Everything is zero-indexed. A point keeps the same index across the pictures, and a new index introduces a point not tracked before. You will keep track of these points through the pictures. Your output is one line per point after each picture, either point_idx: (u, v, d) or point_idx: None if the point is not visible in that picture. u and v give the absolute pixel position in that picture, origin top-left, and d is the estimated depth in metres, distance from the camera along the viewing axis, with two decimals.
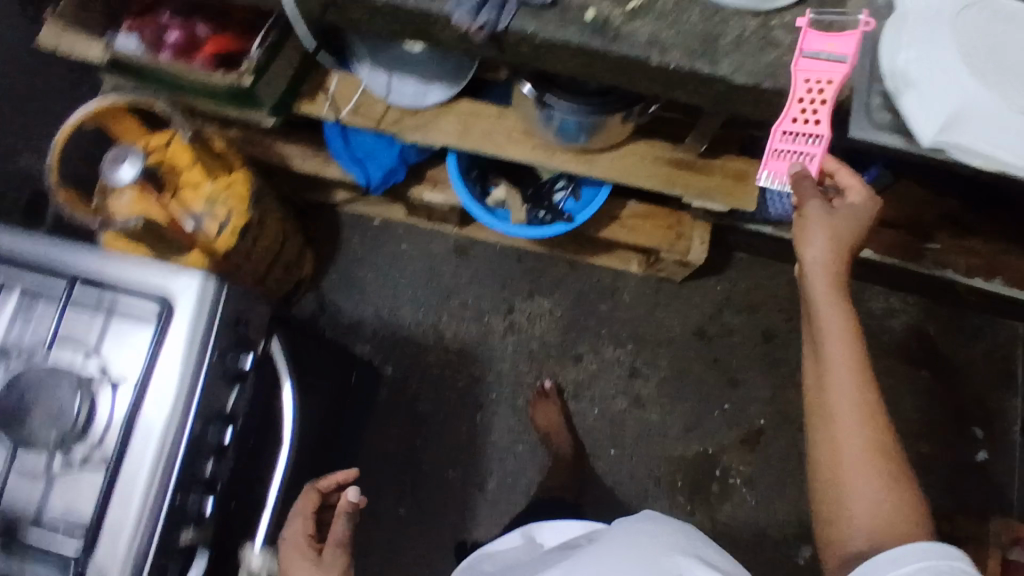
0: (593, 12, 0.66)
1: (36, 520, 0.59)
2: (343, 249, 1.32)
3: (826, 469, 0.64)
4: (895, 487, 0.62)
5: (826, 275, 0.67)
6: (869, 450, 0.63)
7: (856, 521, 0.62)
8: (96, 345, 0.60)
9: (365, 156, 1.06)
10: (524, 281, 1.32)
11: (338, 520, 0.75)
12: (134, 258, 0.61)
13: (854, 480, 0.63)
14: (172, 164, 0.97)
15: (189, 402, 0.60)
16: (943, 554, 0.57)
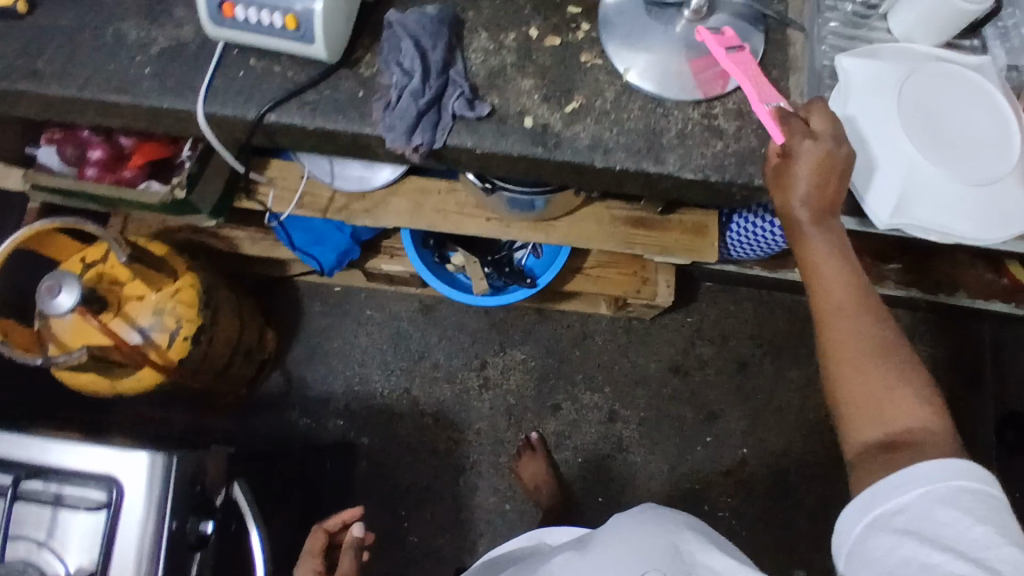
0: (530, 119, 0.64)
1: None
2: (306, 322, 1.29)
3: (838, 379, 0.56)
4: (916, 383, 0.55)
5: (811, 201, 0.59)
6: (881, 348, 0.55)
7: (874, 420, 0.54)
8: (49, 537, 0.57)
9: (315, 242, 1.02)
10: (494, 335, 1.31)
11: (346, 553, 0.83)
12: (73, 442, 0.58)
13: (867, 377, 0.55)
14: (112, 279, 0.94)
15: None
16: (947, 473, 0.50)
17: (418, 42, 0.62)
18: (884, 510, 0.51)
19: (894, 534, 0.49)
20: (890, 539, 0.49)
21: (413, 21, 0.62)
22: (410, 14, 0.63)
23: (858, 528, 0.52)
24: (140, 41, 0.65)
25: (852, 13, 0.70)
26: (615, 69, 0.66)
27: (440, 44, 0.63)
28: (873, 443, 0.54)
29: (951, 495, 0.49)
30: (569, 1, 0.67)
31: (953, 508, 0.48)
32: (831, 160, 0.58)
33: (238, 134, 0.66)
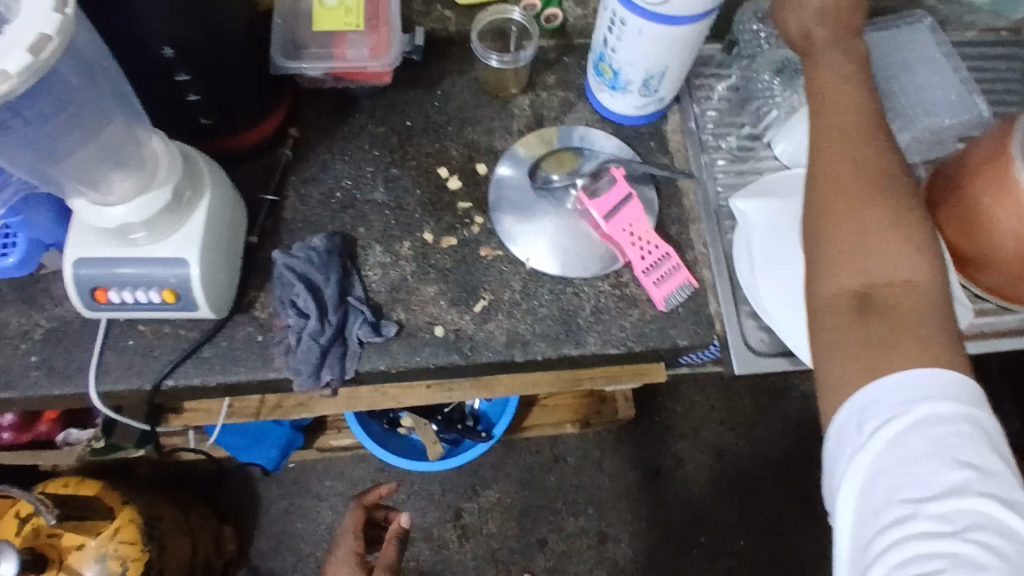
0: (440, 328, 0.62)
1: None
2: (265, 509, 1.21)
3: (821, 207, 0.52)
4: (909, 232, 0.49)
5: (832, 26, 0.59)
6: (871, 184, 0.51)
7: (845, 257, 0.49)
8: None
9: (257, 442, 0.98)
10: (464, 478, 1.25)
11: (389, 544, 0.79)
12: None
13: (849, 205, 0.50)
14: (46, 531, 0.87)
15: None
16: (928, 392, 0.42)
17: (308, 279, 0.61)
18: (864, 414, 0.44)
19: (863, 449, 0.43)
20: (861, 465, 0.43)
21: (300, 257, 0.62)
22: (297, 251, 0.62)
23: (835, 453, 0.45)
24: (20, 328, 0.62)
25: (736, 148, 0.71)
26: (516, 258, 0.65)
27: (331, 273, 0.62)
28: (845, 288, 0.48)
29: (943, 433, 0.41)
30: (458, 197, 0.67)
31: (939, 445, 0.41)
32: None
33: (137, 400, 0.63)
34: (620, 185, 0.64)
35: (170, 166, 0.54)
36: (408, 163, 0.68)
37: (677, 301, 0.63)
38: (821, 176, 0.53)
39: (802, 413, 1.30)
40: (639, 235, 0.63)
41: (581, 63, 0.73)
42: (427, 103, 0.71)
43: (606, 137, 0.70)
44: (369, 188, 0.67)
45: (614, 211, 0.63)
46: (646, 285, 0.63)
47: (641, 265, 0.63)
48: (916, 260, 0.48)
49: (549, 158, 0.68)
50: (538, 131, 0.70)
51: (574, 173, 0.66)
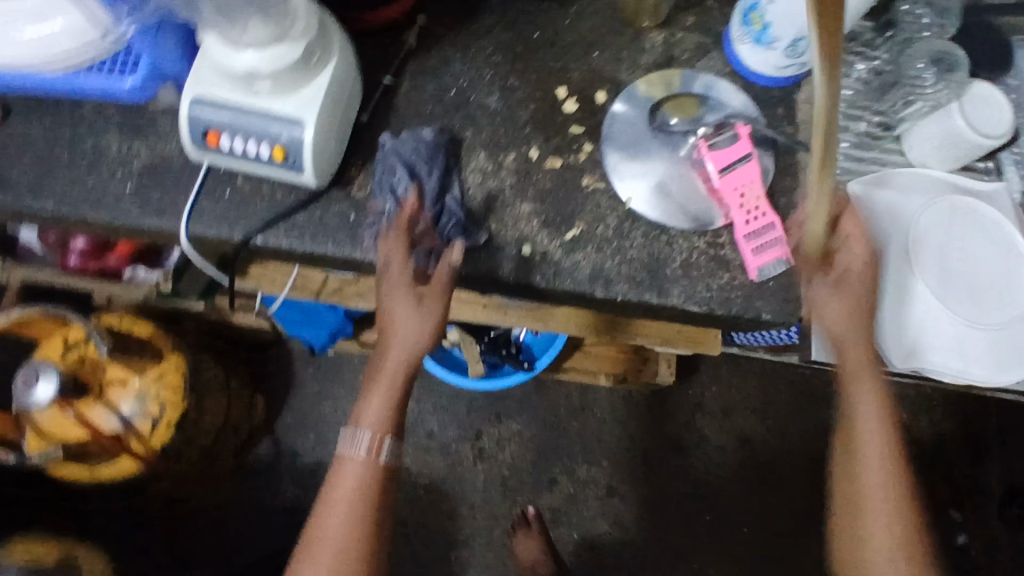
0: (528, 246, 0.62)
1: None
2: (297, 388, 1.25)
3: (848, 506, 0.60)
4: (906, 532, 0.58)
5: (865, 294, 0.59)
6: (887, 489, 0.59)
7: (865, 558, 0.59)
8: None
9: (308, 322, 1.01)
10: (490, 404, 1.27)
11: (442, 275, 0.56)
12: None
13: (868, 510, 0.59)
14: (94, 362, 0.90)
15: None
16: None
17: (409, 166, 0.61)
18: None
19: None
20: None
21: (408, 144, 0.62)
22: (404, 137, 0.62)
23: None
24: (122, 156, 0.63)
25: (864, 133, 0.68)
26: (616, 194, 0.63)
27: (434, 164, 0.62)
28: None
29: None
30: (571, 120, 0.65)
31: None
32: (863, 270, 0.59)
33: (221, 250, 0.64)
34: (743, 143, 0.61)
35: (308, 22, 0.52)
36: (527, 76, 0.66)
37: (772, 272, 0.61)
38: (852, 472, 0.60)
39: (838, 421, 1.28)
40: (748, 198, 0.61)
41: (724, 10, 0.70)
42: (558, 18, 0.68)
43: (734, 90, 0.66)
44: (483, 92, 0.65)
45: (729, 169, 0.61)
46: (743, 250, 0.61)
47: (743, 229, 0.61)
48: (904, 547, 0.58)
49: (671, 100, 0.65)
50: (664, 71, 0.67)
51: (694, 123, 0.64)
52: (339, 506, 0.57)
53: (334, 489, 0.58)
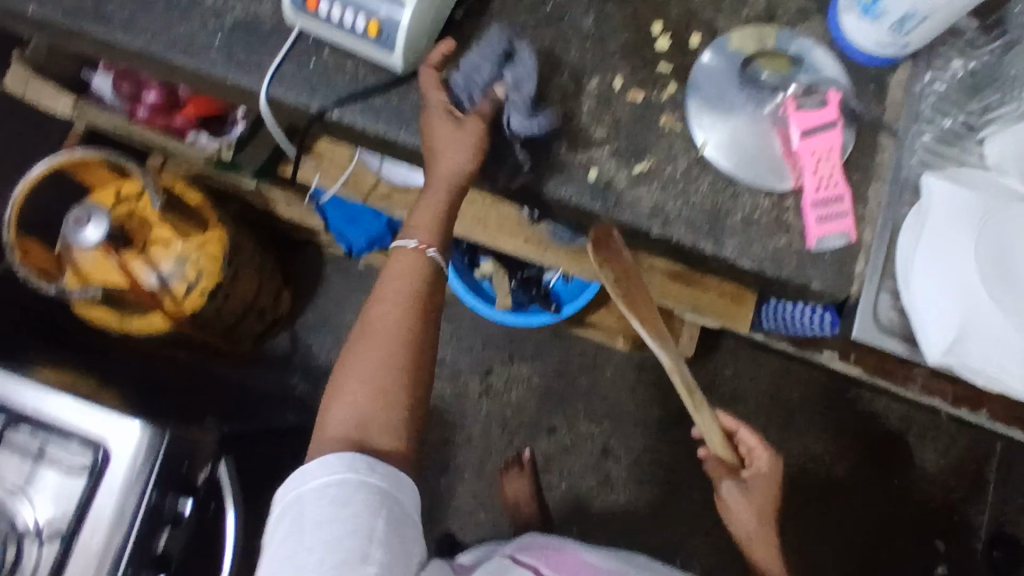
0: (594, 172, 0.62)
1: None
2: (323, 290, 1.27)
3: None
4: None
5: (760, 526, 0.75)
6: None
7: None
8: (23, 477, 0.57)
9: (350, 224, 1.02)
10: (506, 345, 1.28)
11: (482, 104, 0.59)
12: (71, 399, 0.57)
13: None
14: (143, 218, 0.92)
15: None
16: None
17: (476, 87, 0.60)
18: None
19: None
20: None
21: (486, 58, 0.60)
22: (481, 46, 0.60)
23: None
24: (216, 7, 0.64)
25: (948, 130, 0.67)
26: (691, 139, 0.63)
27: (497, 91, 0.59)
28: None
29: None
30: (660, 57, 0.65)
31: None
32: (760, 489, 0.75)
33: (295, 119, 0.65)
34: (829, 112, 0.61)
35: None
36: (624, 5, 0.66)
37: (829, 244, 0.61)
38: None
39: (843, 430, 1.27)
40: (825, 165, 0.61)
41: None
42: None
43: (829, 60, 0.65)
44: (579, 13, 0.65)
45: (811, 132, 0.61)
46: (807, 216, 0.61)
47: (810, 197, 0.61)
48: None
49: (763, 57, 0.65)
50: (759, 26, 0.66)
51: (784, 79, 0.64)
52: (388, 305, 0.56)
53: (384, 290, 0.56)
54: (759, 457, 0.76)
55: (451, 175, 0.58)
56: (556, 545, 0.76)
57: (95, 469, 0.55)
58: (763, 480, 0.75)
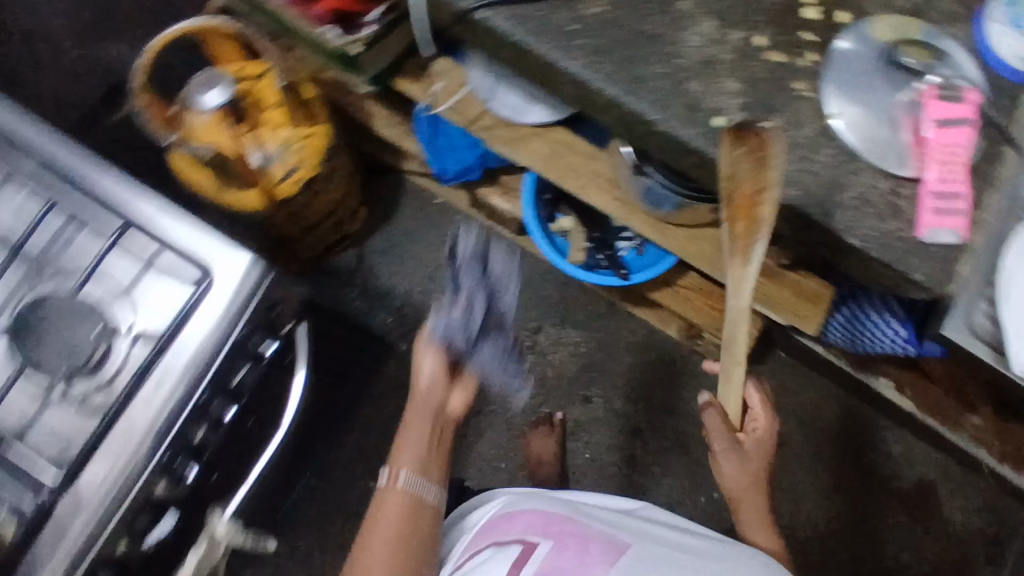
0: (721, 120, 0.63)
1: (19, 433, 0.58)
2: (397, 217, 1.30)
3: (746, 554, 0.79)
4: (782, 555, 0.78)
5: (750, 481, 0.79)
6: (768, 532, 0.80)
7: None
8: (128, 278, 0.60)
9: (447, 150, 1.05)
10: (559, 307, 1.29)
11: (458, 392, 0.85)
12: (193, 220, 0.61)
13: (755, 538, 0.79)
14: (258, 98, 0.97)
15: (176, 421, 0.59)
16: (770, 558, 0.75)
17: (493, 274, 0.97)
18: (722, 545, 0.75)
19: (697, 553, 0.73)
20: (673, 547, 0.75)
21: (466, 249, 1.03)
22: (472, 246, 1.04)
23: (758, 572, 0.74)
24: None
25: None
26: (821, 108, 0.63)
27: (487, 293, 0.92)
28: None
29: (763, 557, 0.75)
30: (805, 26, 0.65)
31: None
32: (757, 445, 0.81)
33: (443, 15, 0.68)
34: (968, 109, 0.62)
35: None
36: None
37: (940, 237, 0.61)
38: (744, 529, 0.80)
39: (874, 466, 1.26)
40: (953, 158, 0.62)
41: None
42: None
43: (975, 62, 0.65)
44: None
45: (946, 124, 0.62)
46: (924, 204, 0.61)
47: (930, 185, 0.61)
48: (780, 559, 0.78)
49: (910, 43, 0.65)
50: (908, 15, 0.66)
51: (927, 68, 0.64)
52: (377, 544, 0.71)
53: (380, 525, 0.72)
54: (759, 416, 0.82)
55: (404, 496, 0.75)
56: (526, 507, 0.79)
57: (200, 288, 0.60)
58: (757, 441, 0.81)
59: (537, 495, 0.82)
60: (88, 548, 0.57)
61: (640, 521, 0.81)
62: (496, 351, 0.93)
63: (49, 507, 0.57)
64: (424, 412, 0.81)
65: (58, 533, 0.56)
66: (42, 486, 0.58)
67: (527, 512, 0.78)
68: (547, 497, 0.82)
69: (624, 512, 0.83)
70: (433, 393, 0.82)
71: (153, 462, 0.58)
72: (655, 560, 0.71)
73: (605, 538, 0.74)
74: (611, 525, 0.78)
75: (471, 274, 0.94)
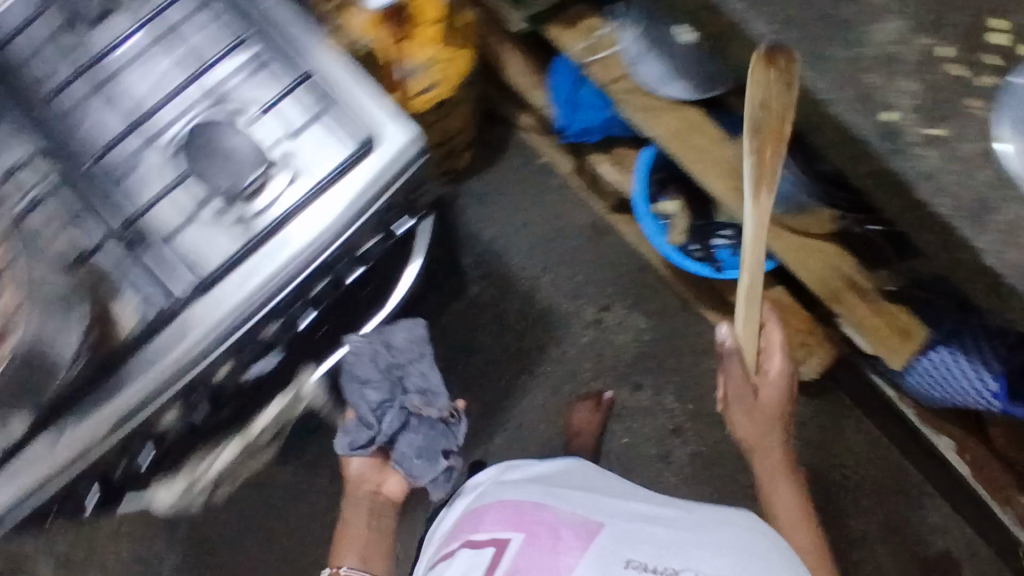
0: (892, 115, 0.63)
1: (164, 237, 0.61)
2: (498, 166, 1.33)
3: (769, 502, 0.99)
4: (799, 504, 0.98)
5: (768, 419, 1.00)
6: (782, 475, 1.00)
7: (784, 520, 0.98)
8: (299, 123, 0.63)
9: (578, 107, 1.07)
10: (632, 291, 1.29)
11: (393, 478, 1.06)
12: (372, 88, 0.64)
13: (776, 487, 0.99)
14: (416, 10, 0.95)
15: (313, 261, 0.62)
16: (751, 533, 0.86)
17: (405, 384, 0.85)
18: (698, 507, 0.94)
19: (674, 513, 0.91)
20: (650, 524, 0.88)
21: (363, 358, 0.77)
22: (363, 352, 0.77)
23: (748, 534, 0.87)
24: None
25: None
26: (989, 130, 0.62)
27: (389, 410, 0.83)
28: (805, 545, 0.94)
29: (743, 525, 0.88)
30: (994, 45, 0.64)
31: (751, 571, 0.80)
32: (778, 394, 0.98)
33: None
34: None
35: None
36: None
37: None
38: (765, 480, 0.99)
39: (905, 525, 1.25)
40: None
41: None
42: None
43: None
44: None
45: None
46: None
47: None
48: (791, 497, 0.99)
49: None
50: None
51: None
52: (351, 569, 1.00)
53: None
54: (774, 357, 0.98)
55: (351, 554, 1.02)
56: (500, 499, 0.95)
57: (363, 151, 0.62)
58: (773, 380, 0.99)
59: (507, 487, 0.98)
60: (203, 356, 0.60)
61: (626, 502, 0.95)
62: (417, 441, 0.87)
63: (176, 310, 0.59)
64: (360, 497, 1.06)
65: (179, 336, 0.59)
66: (172, 291, 0.60)
67: (494, 511, 0.92)
68: (524, 491, 0.95)
69: (607, 498, 0.96)
70: (365, 481, 1.04)
71: (280, 294, 0.62)
72: (627, 536, 0.84)
73: (576, 522, 0.86)
74: (580, 513, 0.90)
75: (371, 371, 0.79)
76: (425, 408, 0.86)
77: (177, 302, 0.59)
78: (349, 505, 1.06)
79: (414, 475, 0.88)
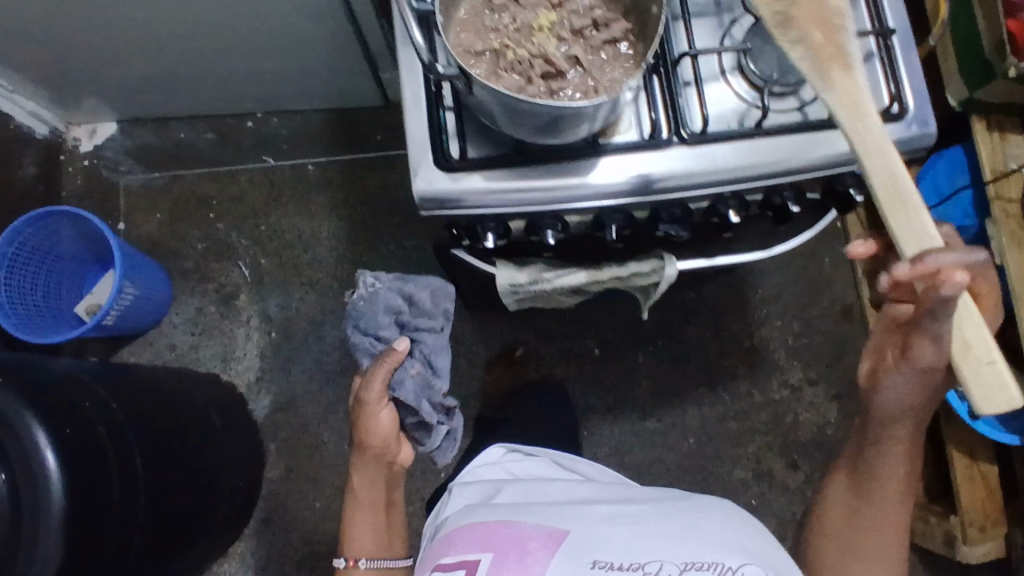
0: None
1: (682, 85, 0.65)
2: None
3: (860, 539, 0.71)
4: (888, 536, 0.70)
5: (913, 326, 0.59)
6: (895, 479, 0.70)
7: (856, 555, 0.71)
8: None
9: (943, 203, 1.07)
10: (844, 384, 1.29)
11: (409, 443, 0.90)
12: (919, 73, 0.64)
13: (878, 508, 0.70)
14: None
15: (779, 177, 0.64)
16: (769, 540, 0.68)
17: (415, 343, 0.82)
18: (672, 501, 0.70)
19: (650, 511, 0.68)
20: (623, 525, 0.66)
21: (378, 304, 0.80)
22: (375, 299, 0.79)
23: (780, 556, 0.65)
24: None
25: None
26: None
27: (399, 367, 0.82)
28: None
29: (755, 524, 0.70)
30: None
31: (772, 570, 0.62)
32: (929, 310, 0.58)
33: None
34: None
35: None
36: None
37: None
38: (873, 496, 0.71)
39: None
40: None
41: None
42: None
43: None
44: None
45: None
46: None
47: None
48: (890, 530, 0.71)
49: None
50: None
51: None
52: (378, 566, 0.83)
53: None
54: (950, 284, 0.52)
55: (372, 534, 0.84)
56: (470, 517, 0.70)
57: (891, 118, 0.63)
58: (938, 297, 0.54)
59: (476, 507, 0.73)
60: (653, 192, 0.63)
61: (582, 504, 0.71)
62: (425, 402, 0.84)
63: (659, 143, 0.62)
64: (373, 467, 0.87)
65: (645, 165, 0.62)
66: (663, 126, 0.63)
67: (467, 528, 0.68)
68: (494, 505, 0.72)
69: (567, 501, 0.72)
70: (386, 450, 0.87)
71: (734, 186, 0.64)
72: (595, 540, 0.63)
73: (539, 529, 0.65)
74: (552, 512, 0.68)
75: (384, 322, 0.80)
76: (423, 380, 0.83)
77: (665, 138, 0.62)
78: (353, 486, 0.87)
79: (418, 439, 0.89)
